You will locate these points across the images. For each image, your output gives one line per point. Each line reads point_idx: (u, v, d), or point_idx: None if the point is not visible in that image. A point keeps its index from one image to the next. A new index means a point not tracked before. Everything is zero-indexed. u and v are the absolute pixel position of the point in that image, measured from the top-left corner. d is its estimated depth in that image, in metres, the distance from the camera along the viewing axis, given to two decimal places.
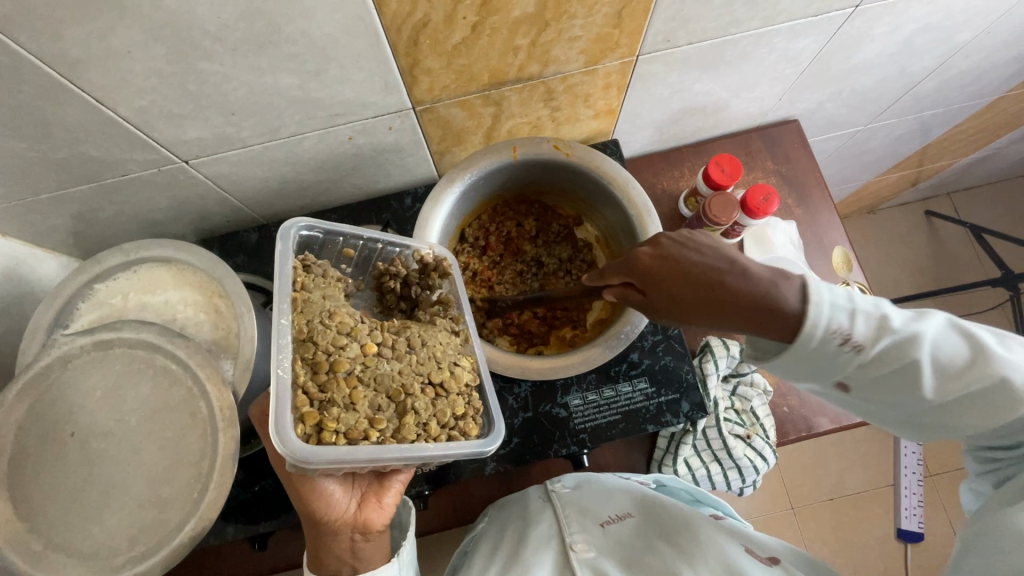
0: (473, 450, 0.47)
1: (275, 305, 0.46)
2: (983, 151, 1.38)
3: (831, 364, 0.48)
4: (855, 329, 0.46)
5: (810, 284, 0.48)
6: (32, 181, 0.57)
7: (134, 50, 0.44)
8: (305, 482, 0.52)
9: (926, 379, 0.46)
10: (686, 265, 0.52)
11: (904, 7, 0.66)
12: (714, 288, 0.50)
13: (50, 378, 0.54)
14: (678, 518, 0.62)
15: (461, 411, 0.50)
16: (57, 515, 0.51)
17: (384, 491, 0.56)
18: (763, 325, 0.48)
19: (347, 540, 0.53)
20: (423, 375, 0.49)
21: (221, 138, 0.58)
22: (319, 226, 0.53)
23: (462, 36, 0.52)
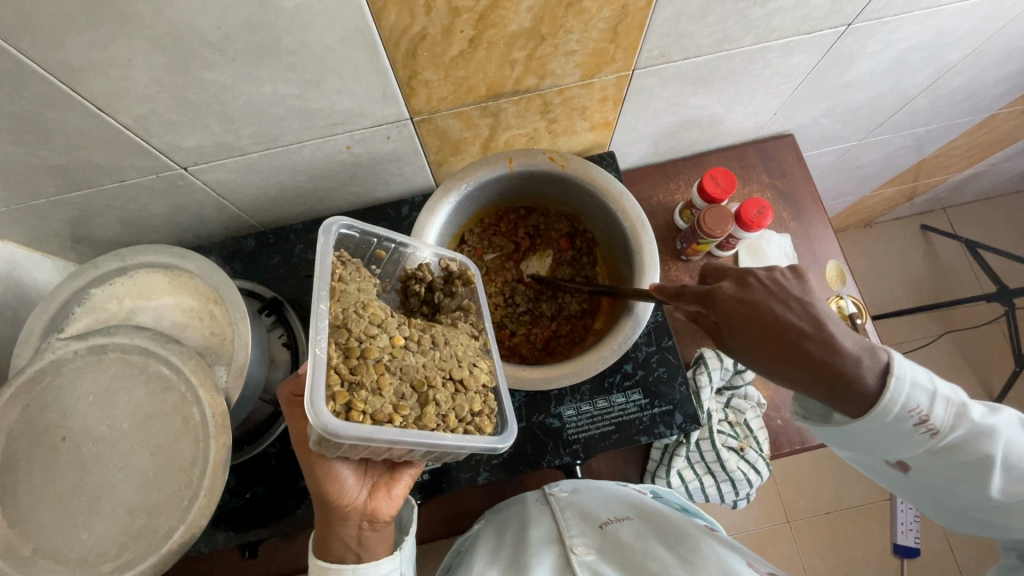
0: (488, 445, 0.48)
1: (315, 291, 0.46)
2: (977, 167, 1.39)
3: (903, 443, 0.50)
4: (934, 412, 0.48)
5: (897, 363, 0.49)
6: (32, 187, 0.57)
7: (134, 59, 0.45)
8: (323, 466, 0.52)
9: (997, 478, 0.48)
10: (764, 317, 0.51)
11: (896, 26, 0.67)
12: (794, 347, 0.50)
13: (43, 382, 0.54)
14: (677, 525, 0.60)
15: (479, 408, 0.49)
16: (47, 520, 0.51)
17: (394, 482, 0.56)
18: (834, 396, 0.50)
19: (355, 527, 0.53)
20: (447, 370, 0.48)
21: (220, 146, 0.58)
22: (356, 225, 0.53)
23: (459, 49, 0.53)
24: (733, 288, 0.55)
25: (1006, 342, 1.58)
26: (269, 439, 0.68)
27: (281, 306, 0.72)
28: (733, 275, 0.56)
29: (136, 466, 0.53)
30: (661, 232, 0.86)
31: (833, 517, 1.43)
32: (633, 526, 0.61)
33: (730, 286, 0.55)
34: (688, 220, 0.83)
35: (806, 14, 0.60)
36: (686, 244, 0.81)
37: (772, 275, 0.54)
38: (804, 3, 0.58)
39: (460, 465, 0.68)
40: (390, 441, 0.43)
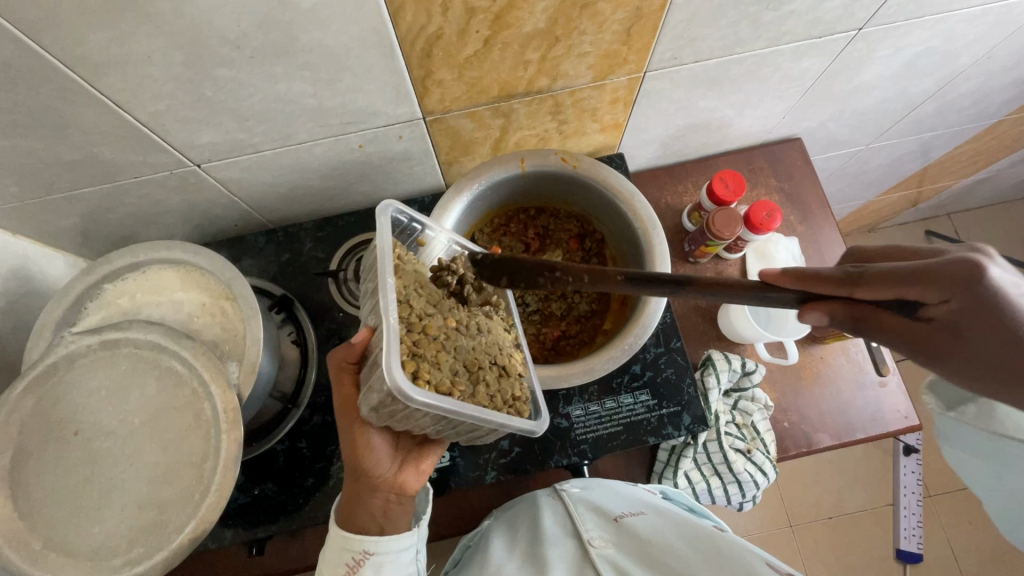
0: (527, 428, 0.50)
1: (382, 265, 0.47)
2: (982, 174, 1.39)
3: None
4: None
5: None
6: (46, 182, 0.58)
7: (153, 56, 0.45)
8: (364, 435, 0.54)
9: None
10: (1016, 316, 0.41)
11: (906, 31, 0.67)
12: None
13: (55, 376, 0.54)
14: (693, 526, 0.61)
15: (518, 393, 0.52)
16: (58, 514, 0.51)
17: (423, 458, 0.58)
18: None
19: (382, 499, 0.54)
20: (492, 355, 0.51)
21: (234, 143, 0.59)
22: (408, 212, 0.55)
23: (474, 49, 0.53)
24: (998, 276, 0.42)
25: None
26: (279, 435, 0.69)
27: (291, 303, 0.72)
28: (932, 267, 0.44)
29: (147, 461, 0.53)
30: (668, 234, 0.87)
31: (836, 522, 1.43)
32: (649, 522, 0.61)
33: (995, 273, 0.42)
34: (696, 222, 0.83)
35: (818, 18, 0.60)
36: (694, 246, 0.81)
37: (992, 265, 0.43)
38: (815, 8, 0.58)
39: (468, 464, 0.69)
40: (453, 411, 0.45)
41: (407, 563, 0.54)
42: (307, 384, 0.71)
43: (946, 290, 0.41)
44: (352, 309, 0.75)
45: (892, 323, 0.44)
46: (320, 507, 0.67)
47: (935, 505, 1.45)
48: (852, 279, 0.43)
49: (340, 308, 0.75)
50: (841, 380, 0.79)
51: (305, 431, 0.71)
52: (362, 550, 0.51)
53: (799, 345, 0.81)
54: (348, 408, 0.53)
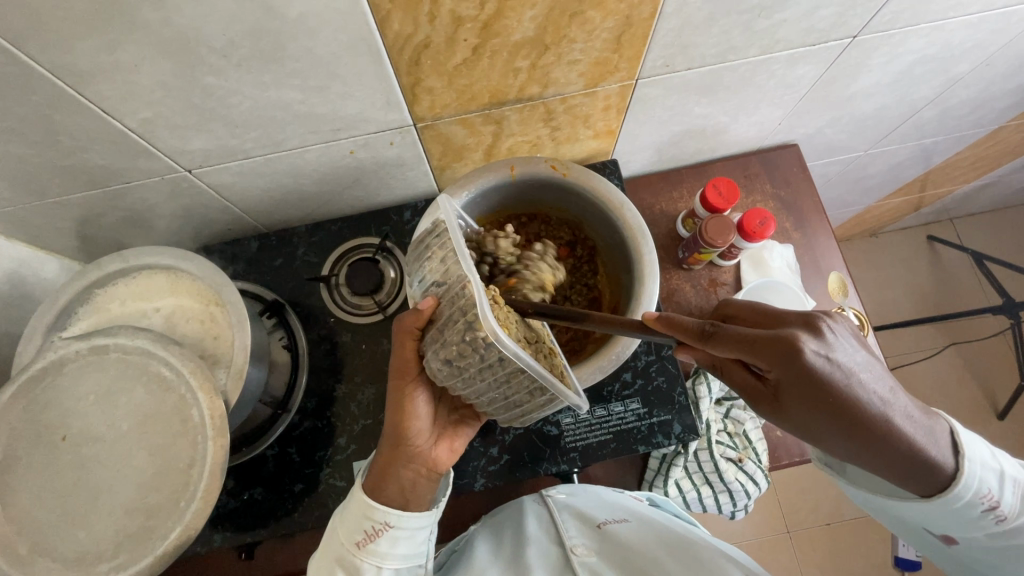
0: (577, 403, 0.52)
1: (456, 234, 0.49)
2: (984, 179, 1.38)
3: (964, 526, 0.51)
4: (1003, 499, 0.49)
5: (962, 439, 0.48)
6: (38, 187, 0.58)
7: (140, 64, 0.45)
8: (412, 401, 0.55)
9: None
10: (832, 389, 0.42)
11: (902, 39, 0.66)
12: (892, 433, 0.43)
13: (44, 381, 0.54)
14: (680, 535, 0.61)
15: (563, 369, 0.56)
16: (45, 519, 0.51)
17: (457, 436, 0.60)
18: (917, 481, 0.48)
19: (417, 471, 0.55)
20: (541, 335, 0.56)
21: (224, 149, 0.59)
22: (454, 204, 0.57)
23: (463, 57, 0.53)
24: (822, 348, 0.42)
25: (1011, 355, 1.56)
26: (268, 440, 0.69)
27: (283, 308, 0.73)
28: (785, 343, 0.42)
29: (134, 466, 0.53)
30: (663, 240, 0.86)
31: (834, 528, 1.42)
32: (632, 529, 0.61)
33: (818, 346, 0.42)
34: (690, 229, 0.83)
35: (812, 25, 0.60)
36: (688, 252, 0.81)
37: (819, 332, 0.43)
38: (809, 16, 0.58)
39: (457, 471, 0.68)
40: (531, 365, 0.48)
41: (420, 542, 0.54)
42: (298, 389, 0.71)
43: (781, 364, 0.42)
44: (344, 314, 0.75)
45: (741, 381, 0.47)
46: (309, 512, 0.67)
47: None
48: (707, 333, 0.44)
49: (331, 313, 0.75)
50: None
51: (295, 436, 0.71)
52: (383, 521, 0.51)
53: None
54: (404, 371, 0.54)
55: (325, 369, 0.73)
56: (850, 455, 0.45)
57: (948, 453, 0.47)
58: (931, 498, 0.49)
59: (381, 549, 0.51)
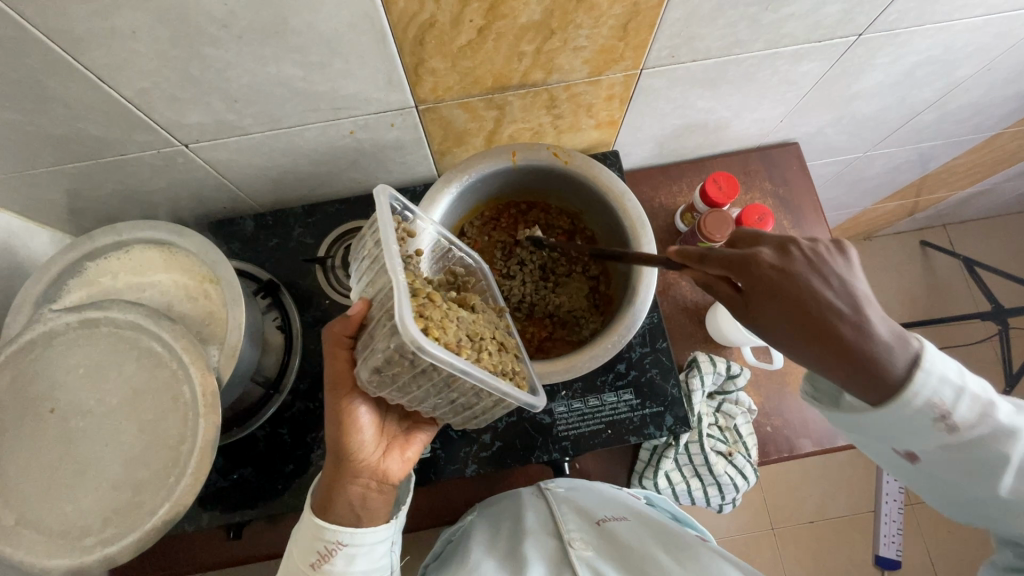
0: (529, 401, 0.52)
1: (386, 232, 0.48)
2: (979, 186, 1.39)
3: (916, 436, 0.46)
4: (957, 408, 0.44)
5: (925, 354, 0.43)
6: (29, 155, 0.57)
7: (138, 31, 0.45)
8: (351, 414, 0.53)
9: (1010, 476, 0.45)
10: (803, 283, 0.44)
11: (906, 39, 0.67)
12: (827, 329, 0.43)
13: (33, 353, 0.53)
14: (677, 535, 0.62)
15: (515, 368, 0.54)
16: (30, 491, 0.50)
17: (408, 445, 0.58)
18: (867, 391, 0.44)
19: (363, 485, 0.54)
20: (492, 331, 0.54)
21: (222, 125, 0.58)
22: (402, 200, 0.54)
23: (468, 38, 0.52)
24: (778, 257, 0.45)
25: (997, 362, 1.59)
26: (257, 422, 0.68)
27: (278, 288, 0.72)
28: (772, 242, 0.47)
29: (123, 441, 0.52)
30: (660, 234, 0.86)
31: (818, 526, 1.44)
32: (630, 527, 0.63)
33: (775, 255, 0.45)
34: (688, 224, 0.83)
35: (818, 21, 0.60)
36: (685, 247, 0.81)
37: (817, 244, 0.46)
38: (816, 11, 0.58)
39: (448, 457, 0.68)
40: (462, 369, 0.46)
41: (381, 556, 0.54)
42: (290, 370, 0.70)
43: (743, 274, 0.45)
44: (338, 297, 0.74)
45: (723, 294, 0.49)
46: (299, 495, 0.67)
47: (917, 512, 1.47)
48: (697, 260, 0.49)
49: (326, 295, 0.75)
50: None
51: (287, 417, 0.70)
52: (335, 541, 0.51)
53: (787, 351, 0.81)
54: (338, 383, 0.53)
55: (318, 352, 0.73)
56: (829, 363, 0.43)
57: (908, 365, 0.43)
58: (881, 405, 0.44)
59: (337, 568, 0.51)
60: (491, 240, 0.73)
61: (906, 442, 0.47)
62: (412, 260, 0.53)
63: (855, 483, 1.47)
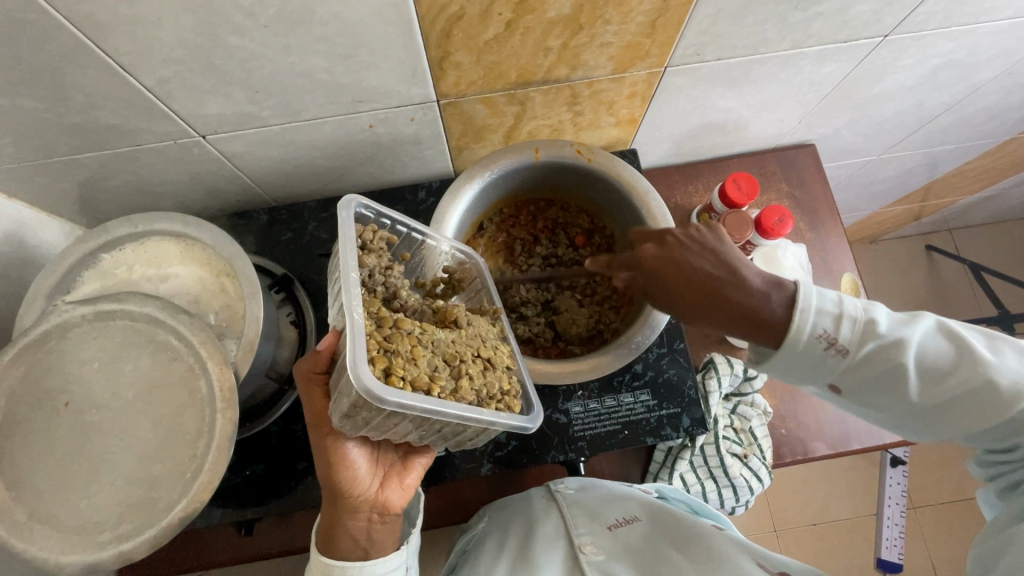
0: (520, 424, 0.49)
1: (346, 260, 0.47)
2: (988, 191, 1.39)
3: (803, 368, 0.48)
4: (841, 332, 0.47)
5: (801, 289, 0.49)
6: (44, 143, 0.56)
7: (163, 18, 0.44)
8: (340, 452, 0.52)
9: (914, 382, 0.46)
10: (685, 260, 0.54)
11: (931, 41, 0.66)
12: (712, 288, 0.52)
13: (47, 345, 0.53)
14: (688, 531, 0.60)
15: (504, 388, 0.50)
16: (43, 486, 0.50)
17: (407, 473, 0.56)
18: (754, 332, 0.50)
19: (364, 520, 0.53)
20: (477, 347, 0.50)
21: (241, 116, 0.57)
22: (373, 207, 0.54)
23: (495, 32, 0.52)
24: (662, 243, 0.57)
25: None
26: (272, 418, 0.67)
27: (292, 283, 0.71)
28: (655, 236, 0.59)
29: (137, 436, 0.52)
30: None
31: (820, 529, 1.44)
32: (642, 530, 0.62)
33: (656, 243, 0.58)
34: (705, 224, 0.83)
35: (845, 21, 0.59)
36: None
37: (691, 232, 0.57)
38: (844, 11, 0.57)
39: (463, 456, 0.68)
40: (430, 409, 0.43)
41: None
42: None
43: (631, 269, 0.59)
44: None
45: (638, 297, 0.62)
46: (311, 493, 0.66)
47: (919, 515, 1.47)
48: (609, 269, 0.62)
49: None
50: None
51: (300, 414, 0.69)
52: None
53: None
54: (321, 423, 0.52)
55: None
56: (717, 318, 0.51)
57: (778, 298, 0.49)
58: (776, 345, 0.49)
59: None
60: (514, 234, 0.74)
61: (828, 375, 0.48)
62: (388, 274, 0.52)
63: (858, 486, 1.47)
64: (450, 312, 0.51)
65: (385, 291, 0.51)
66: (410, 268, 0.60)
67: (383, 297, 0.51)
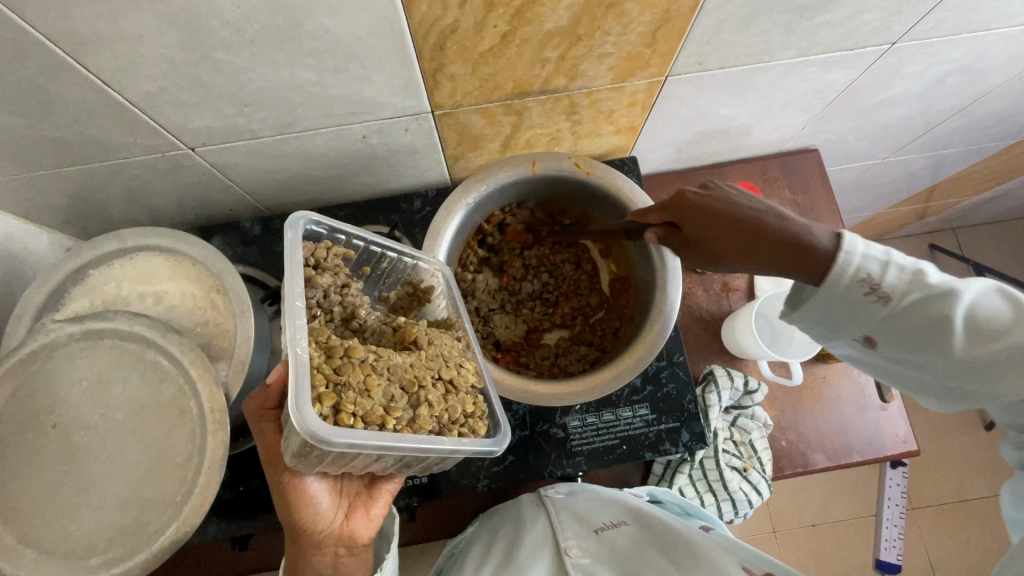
0: (485, 449, 0.48)
1: (291, 288, 0.45)
2: (994, 191, 1.37)
3: (845, 317, 0.49)
4: (885, 278, 0.47)
5: (844, 235, 0.49)
6: (29, 158, 0.54)
7: (146, 34, 0.42)
8: (299, 489, 0.51)
9: (959, 335, 0.47)
10: (727, 203, 0.53)
11: (941, 48, 0.64)
12: (750, 226, 0.51)
13: (33, 366, 0.51)
14: (676, 535, 0.59)
15: (465, 411, 0.49)
16: (29, 510, 0.49)
17: (373, 501, 0.56)
18: (794, 267, 0.50)
19: (330, 553, 0.52)
20: (437, 369, 0.49)
21: (231, 129, 0.56)
22: (324, 222, 0.53)
23: (490, 44, 0.50)
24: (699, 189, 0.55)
25: None
26: None
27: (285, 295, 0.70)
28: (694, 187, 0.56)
29: (128, 458, 0.51)
30: None
31: (819, 530, 1.44)
32: (630, 534, 0.61)
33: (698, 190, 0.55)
34: None
35: (853, 29, 0.57)
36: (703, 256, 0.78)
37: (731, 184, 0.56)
38: (851, 19, 0.56)
39: (460, 471, 0.67)
40: (383, 445, 0.43)
41: None
42: None
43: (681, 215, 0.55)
44: None
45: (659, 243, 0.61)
46: None
47: (918, 516, 1.47)
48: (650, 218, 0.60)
49: None
50: (842, 401, 0.77)
51: None
52: None
53: (804, 365, 0.79)
54: (276, 461, 0.50)
55: None
56: (772, 264, 0.51)
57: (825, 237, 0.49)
58: (819, 282, 0.49)
59: None
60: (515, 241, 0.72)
61: (869, 329, 0.49)
62: (344, 293, 0.53)
63: (859, 488, 1.47)
64: (409, 333, 0.50)
65: (343, 311, 0.52)
66: (373, 280, 0.59)
67: (340, 318, 0.52)
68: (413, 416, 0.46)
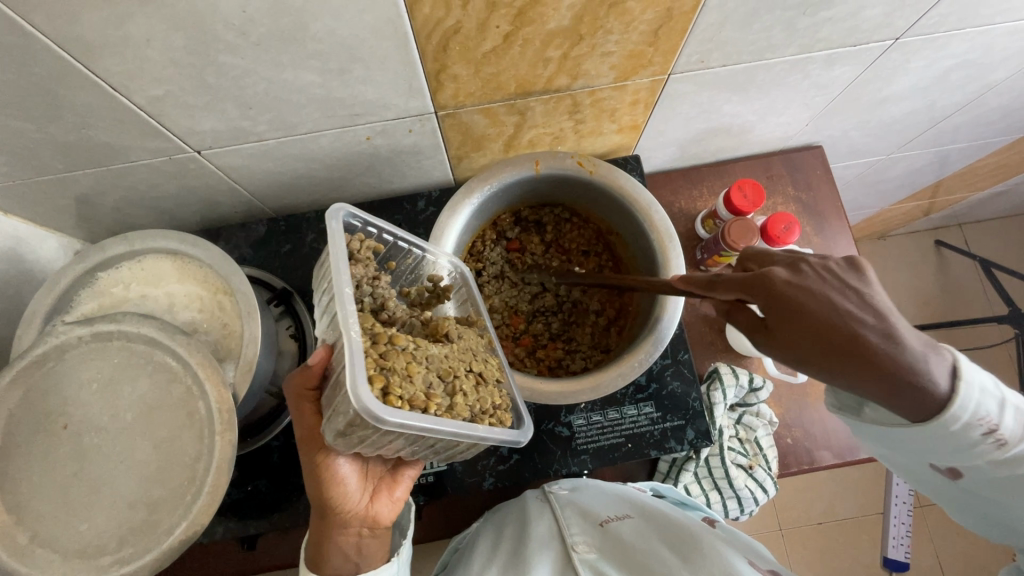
0: (513, 438, 0.49)
1: (339, 272, 0.46)
2: (1000, 187, 1.36)
3: (960, 453, 0.48)
4: (1004, 423, 0.46)
5: (964, 365, 0.45)
6: (37, 162, 0.55)
7: (153, 39, 0.43)
8: (331, 470, 0.51)
9: None
10: (832, 301, 0.44)
11: (945, 42, 0.64)
12: (859, 340, 0.42)
13: (43, 368, 0.52)
14: (681, 526, 0.59)
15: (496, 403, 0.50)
16: (41, 510, 0.49)
17: (396, 485, 0.56)
18: (899, 399, 0.44)
19: (355, 534, 0.53)
20: (469, 362, 0.50)
21: (236, 131, 0.56)
22: (361, 216, 0.53)
23: (493, 44, 0.50)
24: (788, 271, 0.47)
25: (1011, 365, 1.57)
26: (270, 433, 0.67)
27: (291, 296, 0.70)
28: (786, 262, 0.49)
29: (137, 457, 0.51)
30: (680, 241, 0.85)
31: (824, 528, 1.44)
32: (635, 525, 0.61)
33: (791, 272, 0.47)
34: (710, 230, 0.82)
35: (855, 25, 0.57)
36: (707, 254, 0.80)
37: (828, 261, 0.47)
38: (856, 14, 0.55)
39: (466, 469, 0.68)
40: (428, 428, 0.43)
41: None
42: None
43: (761, 296, 0.47)
44: None
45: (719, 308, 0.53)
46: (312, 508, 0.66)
47: (925, 514, 1.46)
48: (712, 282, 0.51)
49: None
50: None
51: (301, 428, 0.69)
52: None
53: None
54: (313, 439, 0.50)
55: None
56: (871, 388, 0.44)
57: (944, 375, 0.44)
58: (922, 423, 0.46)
59: None
60: (524, 246, 0.73)
61: (959, 461, 0.49)
62: (376, 284, 0.52)
63: (864, 485, 1.47)
64: (443, 325, 0.51)
65: (373, 303, 0.51)
66: (396, 275, 0.58)
67: (371, 308, 0.51)
68: (452, 404, 0.46)
